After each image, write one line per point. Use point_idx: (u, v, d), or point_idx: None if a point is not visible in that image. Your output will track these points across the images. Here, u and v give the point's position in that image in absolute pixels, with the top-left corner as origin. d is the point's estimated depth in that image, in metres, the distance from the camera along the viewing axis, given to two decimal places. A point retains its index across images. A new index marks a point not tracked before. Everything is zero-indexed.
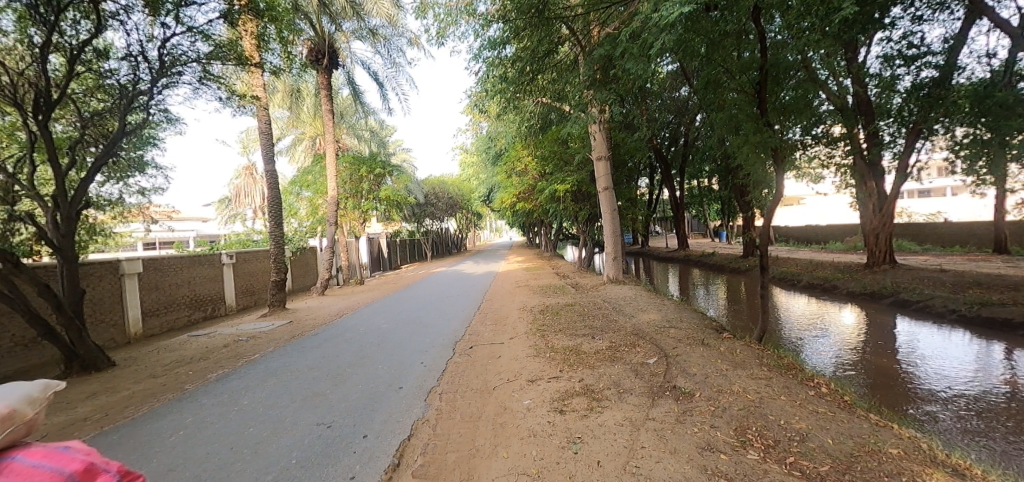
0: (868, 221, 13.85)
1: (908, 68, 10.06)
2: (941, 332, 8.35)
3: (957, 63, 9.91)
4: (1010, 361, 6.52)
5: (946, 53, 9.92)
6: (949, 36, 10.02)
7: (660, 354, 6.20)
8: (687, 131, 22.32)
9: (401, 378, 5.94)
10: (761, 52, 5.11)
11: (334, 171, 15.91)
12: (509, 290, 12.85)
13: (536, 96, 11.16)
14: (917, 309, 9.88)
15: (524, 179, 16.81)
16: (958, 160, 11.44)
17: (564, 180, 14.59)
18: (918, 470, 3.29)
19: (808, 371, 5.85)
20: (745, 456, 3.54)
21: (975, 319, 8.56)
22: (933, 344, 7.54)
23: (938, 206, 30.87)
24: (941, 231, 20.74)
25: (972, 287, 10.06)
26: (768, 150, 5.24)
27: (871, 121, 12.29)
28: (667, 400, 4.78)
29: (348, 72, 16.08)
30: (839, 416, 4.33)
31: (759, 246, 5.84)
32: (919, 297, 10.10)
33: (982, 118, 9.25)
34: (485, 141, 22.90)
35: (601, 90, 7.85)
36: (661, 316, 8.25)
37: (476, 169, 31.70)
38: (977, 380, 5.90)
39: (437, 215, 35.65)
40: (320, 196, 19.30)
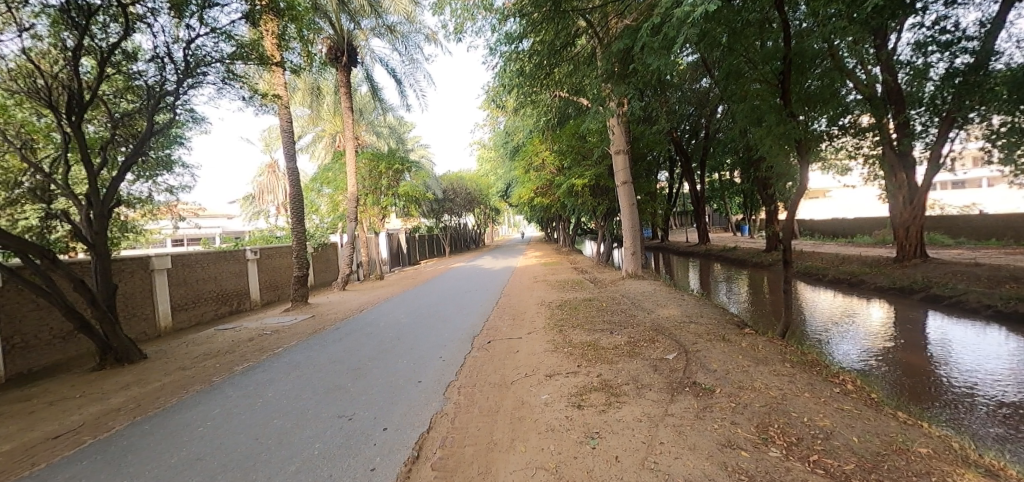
0: (897, 214, 13.35)
1: (941, 55, 9.66)
2: (975, 329, 8.02)
3: (993, 48, 9.45)
4: None
5: (982, 38, 9.50)
6: (986, 19, 9.55)
7: (680, 350, 6.13)
8: (708, 123, 21.88)
9: (419, 372, 6.01)
10: (785, 42, 4.98)
11: (353, 168, 15.99)
12: (527, 285, 12.85)
13: (554, 90, 11.06)
14: (950, 304, 9.54)
15: (542, 173, 16.67)
16: (995, 150, 10.95)
17: (582, 175, 14.49)
18: (948, 470, 3.21)
19: (832, 367, 5.71)
20: (766, 453, 3.50)
21: (1012, 315, 8.24)
22: (968, 342, 7.24)
23: (974, 198, 29.65)
24: (976, 224, 19.95)
25: (1009, 281, 9.66)
26: (793, 142, 5.08)
27: (901, 111, 11.84)
28: (686, 396, 4.75)
29: (366, 70, 16.23)
30: (865, 413, 4.24)
31: (782, 240, 5.64)
32: (951, 292, 9.74)
33: (1021, 105, 8.82)
34: (502, 136, 22.85)
35: (620, 84, 7.74)
36: (681, 311, 8.16)
37: (493, 165, 31.70)
38: (1018, 378, 5.64)
39: (454, 211, 35.78)
40: (340, 193, 19.57)
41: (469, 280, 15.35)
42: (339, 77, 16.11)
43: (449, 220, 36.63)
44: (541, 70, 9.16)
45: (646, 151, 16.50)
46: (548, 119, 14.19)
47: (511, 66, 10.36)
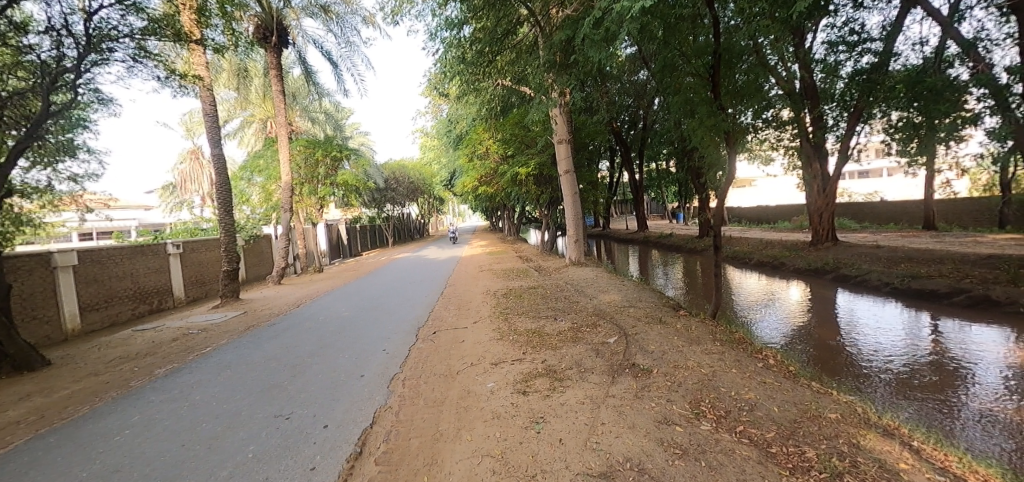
0: (813, 201, 14.46)
1: (850, 54, 10.52)
2: (877, 304, 8.95)
3: (893, 50, 10.42)
4: (935, 329, 7.07)
5: (884, 40, 10.43)
6: (887, 24, 10.49)
7: (620, 333, 6.33)
8: (645, 114, 22.70)
9: (363, 366, 5.85)
10: (715, 37, 5.16)
11: (288, 156, 15.08)
12: (473, 275, 12.78)
13: (496, 79, 11.01)
14: (856, 283, 10.54)
15: (486, 161, 16.31)
16: (893, 143, 12.13)
17: (525, 164, 14.55)
18: (853, 432, 3.89)
19: (757, 344, 6.13)
20: (698, 427, 3.92)
21: (906, 291, 9.23)
22: (871, 316, 8.05)
23: (876, 186, 32.92)
24: (877, 209, 22.15)
25: (903, 260, 10.83)
26: (721, 133, 5.34)
27: (816, 106, 12.78)
28: (626, 378, 4.99)
29: (299, 52, 15.35)
30: (784, 385, 4.71)
31: (712, 227, 5.63)
32: (857, 272, 10.76)
33: (914, 102, 9.73)
34: (446, 124, 22.47)
35: (562, 74, 7.76)
36: (621, 296, 8.46)
37: (437, 153, 31.16)
38: (910, 346, 6.39)
39: (397, 200, 34.82)
40: (273, 182, 18.58)
41: (413, 271, 15.10)
42: (268, 58, 15.03)
43: (393, 211, 35.70)
44: (482, 58, 9.08)
45: (589, 142, 16.83)
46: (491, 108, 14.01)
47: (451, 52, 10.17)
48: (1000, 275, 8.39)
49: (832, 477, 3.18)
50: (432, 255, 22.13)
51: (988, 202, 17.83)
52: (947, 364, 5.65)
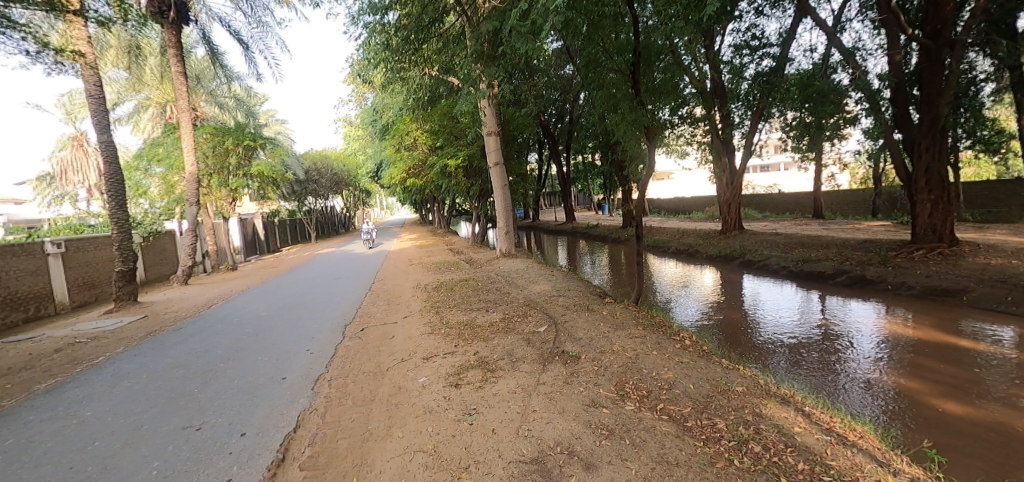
0: (722, 192, 15.70)
1: (752, 57, 11.47)
2: (776, 286, 9.94)
3: (788, 55, 11.50)
4: (823, 306, 7.99)
5: (781, 45, 11.49)
6: (783, 31, 11.55)
7: (551, 321, 6.50)
8: (572, 109, 23.35)
9: (285, 368, 5.54)
10: (635, 36, 5.41)
11: (192, 144, 13.83)
12: (402, 269, 12.49)
13: (422, 68, 10.80)
14: (759, 267, 11.62)
15: (413, 152, 15.69)
16: (789, 141, 13.45)
17: (454, 155, 14.33)
18: (757, 402, 4.31)
19: (674, 326, 6.54)
20: (623, 408, 4.14)
21: (800, 273, 10.34)
22: (771, 297, 8.93)
23: (775, 179, 36.46)
24: (775, 200, 24.54)
25: (797, 246, 12.08)
26: (642, 128, 5.64)
27: (724, 104, 13.80)
28: (555, 365, 5.14)
29: (202, 30, 14.08)
30: (698, 363, 5.08)
31: (635, 218, 5.89)
32: (760, 257, 11.88)
33: (806, 104, 10.57)
34: (371, 113, 21.68)
35: (490, 65, 7.75)
36: (551, 286, 8.68)
37: (362, 143, 30.03)
38: (802, 322, 7.16)
39: (320, 192, 32.99)
40: (175, 173, 16.95)
41: (338, 267, 14.44)
42: (165, 35, 13.54)
43: (316, 204, 33.89)
44: (408, 44, 8.92)
45: (518, 134, 16.99)
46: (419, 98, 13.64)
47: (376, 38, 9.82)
48: (873, 257, 9.65)
49: (739, 445, 3.53)
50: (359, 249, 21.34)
51: (862, 193, 20.44)
52: (832, 336, 6.40)
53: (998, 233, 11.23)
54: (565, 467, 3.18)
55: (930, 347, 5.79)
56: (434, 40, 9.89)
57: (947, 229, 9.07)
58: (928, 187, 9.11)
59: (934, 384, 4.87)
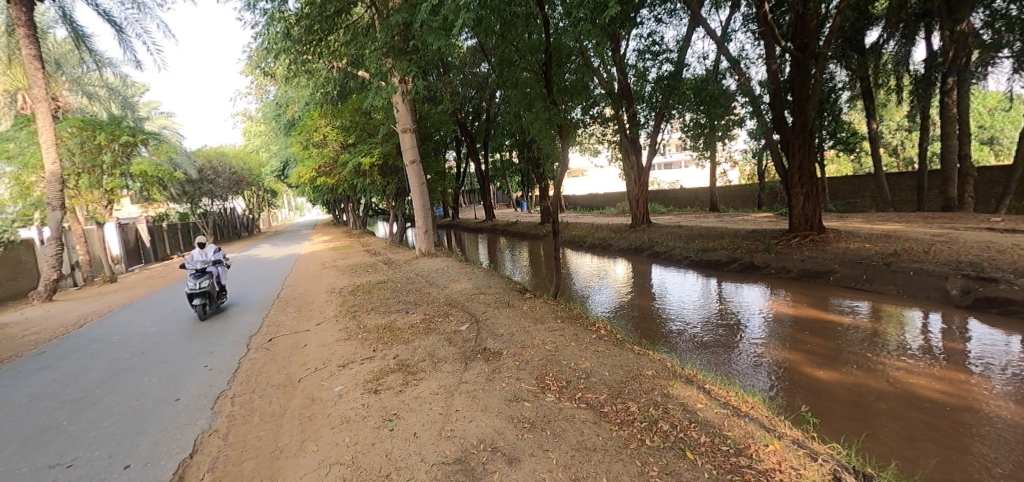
0: (631, 189, 16.47)
1: (654, 61, 12.30)
2: (680, 274, 10.77)
3: (685, 61, 12.50)
4: (720, 292, 8.79)
5: (678, 52, 12.46)
6: (680, 39, 12.52)
7: (472, 319, 6.51)
8: (488, 107, 23.61)
9: (179, 388, 5.01)
10: (546, 36, 5.59)
11: (53, 139, 12.04)
12: (314, 273, 11.80)
13: (330, 61, 10.41)
14: (665, 258, 12.54)
15: (324, 150, 15.02)
16: (688, 141, 14.64)
17: (369, 153, 13.75)
18: (665, 383, 4.62)
19: (590, 317, 6.81)
20: (544, 399, 4.23)
21: (701, 262, 11.30)
22: (677, 285, 9.66)
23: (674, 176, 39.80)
24: (677, 194, 26.73)
25: (696, 236, 13.21)
26: (555, 127, 5.82)
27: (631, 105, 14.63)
28: (478, 362, 5.15)
29: (62, 8, 12.28)
30: (612, 351, 5.35)
31: (551, 214, 6.03)
32: (665, 248, 12.82)
33: (700, 106, 11.55)
34: (275, 108, 20.27)
35: (401, 60, 7.62)
36: (471, 284, 8.69)
37: (266, 139, 28.03)
38: (703, 307, 7.82)
39: (218, 193, 30.16)
40: (32, 172, 14.74)
41: (241, 273, 13.31)
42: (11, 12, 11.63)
43: (212, 206, 30.77)
44: (311, 35, 8.53)
45: (434, 131, 16.78)
46: (327, 92, 12.95)
47: (277, 26, 9.19)
48: (759, 245, 10.78)
49: (649, 425, 3.75)
50: (263, 254, 19.80)
51: (749, 188, 22.90)
52: (728, 319, 7.05)
53: (853, 221, 13.15)
54: (488, 464, 3.18)
55: (806, 322, 6.60)
56: (339, 32, 9.35)
57: (816, 218, 10.32)
58: (801, 182, 10.33)
59: (809, 354, 5.54)
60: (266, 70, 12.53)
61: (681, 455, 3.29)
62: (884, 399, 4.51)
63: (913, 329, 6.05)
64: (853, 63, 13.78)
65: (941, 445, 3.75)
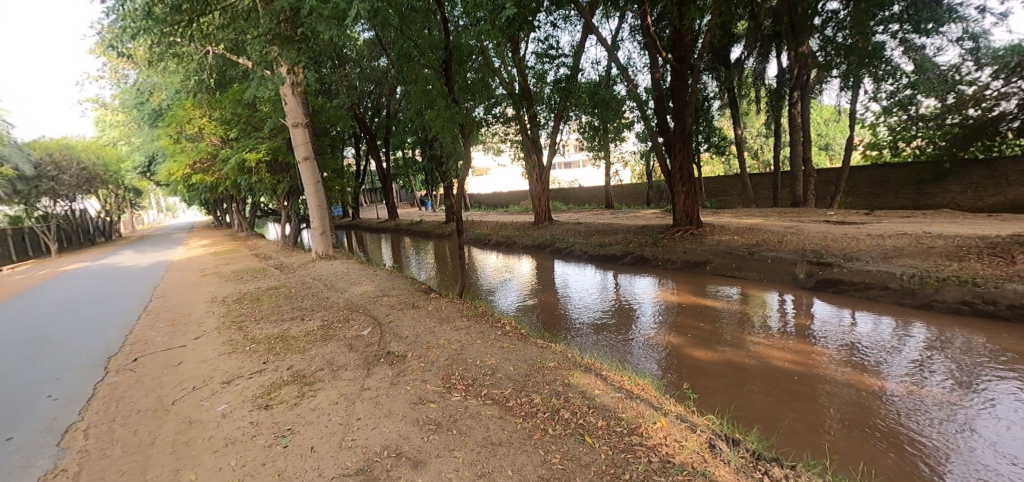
0: (534, 188, 16.62)
1: (552, 64, 12.80)
2: (582, 269, 11.36)
3: (579, 66, 13.20)
4: (617, 284, 9.42)
5: (574, 57, 13.13)
6: (575, 45, 13.19)
7: (374, 323, 6.28)
8: (388, 103, 23.04)
9: (10, 425, 4.19)
10: (445, 34, 5.57)
11: None
12: (190, 282, 10.55)
13: (204, 46, 9.72)
14: (566, 253, 13.17)
15: (200, 144, 13.60)
16: (583, 141, 15.51)
17: (254, 148, 12.53)
18: (566, 373, 4.83)
19: (495, 314, 6.90)
20: (450, 399, 4.19)
21: (598, 256, 12.03)
22: (579, 279, 10.17)
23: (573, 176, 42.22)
24: (575, 193, 28.34)
25: (593, 231, 14.04)
26: (457, 125, 5.83)
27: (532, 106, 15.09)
28: (381, 367, 4.97)
29: None
30: (517, 345, 5.47)
31: (454, 214, 5.98)
32: (566, 244, 13.47)
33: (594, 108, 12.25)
34: (135, 95, 17.62)
35: (287, 48, 7.21)
36: (374, 286, 8.40)
37: (127, 130, 24.44)
38: (602, 299, 8.32)
39: (63, 193, 25.58)
40: None
41: (98, 286, 11.44)
42: None
43: (53, 207, 25.96)
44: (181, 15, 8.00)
45: (330, 126, 15.92)
46: (202, 79, 11.60)
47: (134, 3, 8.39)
48: (647, 239, 11.75)
49: (552, 415, 3.89)
50: (127, 262, 17.26)
51: (639, 187, 24.93)
52: (623, 309, 7.57)
53: (724, 216, 14.93)
54: (392, 470, 3.08)
55: (690, 308, 7.30)
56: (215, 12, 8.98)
57: (694, 214, 11.37)
58: (682, 182, 11.18)
59: (691, 337, 6.13)
60: (123, 51, 10.87)
61: (581, 440, 3.46)
62: (751, 372, 5.13)
63: (773, 309, 6.98)
64: (721, 76, 16.28)
65: (796, 409, 4.35)
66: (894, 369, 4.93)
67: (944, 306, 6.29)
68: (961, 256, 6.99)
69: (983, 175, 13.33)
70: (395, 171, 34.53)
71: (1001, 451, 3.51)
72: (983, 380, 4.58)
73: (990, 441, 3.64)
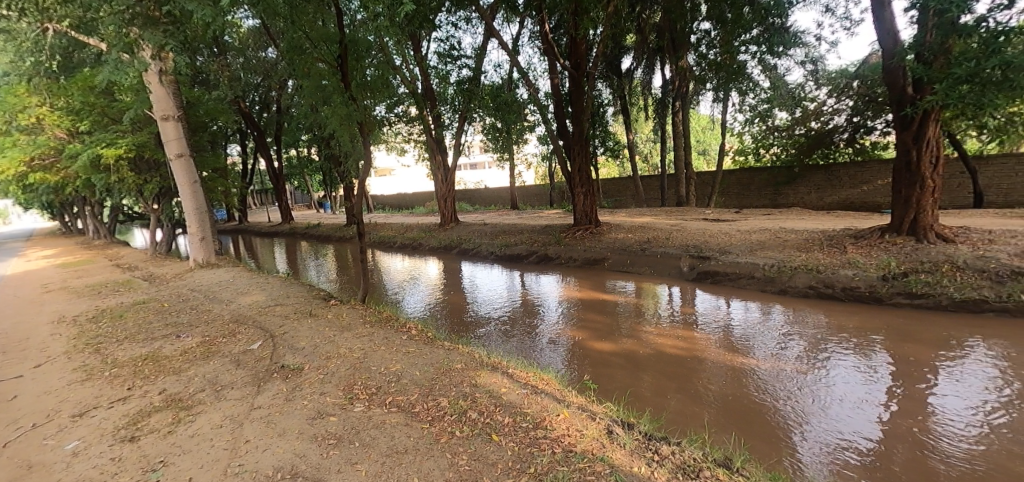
0: (438, 189, 16.37)
1: (454, 64, 12.76)
2: (490, 269, 11.53)
3: (481, 68, 13.34)
4: (524, 282, 9.71)
5: (475, 58, 13.27)
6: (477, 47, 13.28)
7: (266, 335, 5.81)
8: (278, 97, 21.55)
9: None
10: (339, 28, 5.33)
11: None
12: (28, 300, 8.89)
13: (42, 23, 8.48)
14: (473, 253, 13.34)
15: (40, 136, 11.67)
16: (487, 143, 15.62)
17: (113, 143, 10.93)
18: (472, 373, 4.84)
19: (400, 319, 6.73)
20: (351, 411, 3.99)
21: (504, 256, 12.32)
22: (486, 279, 10.32)
23: (477, 178, 42.93)
24: (481, 194, 28.82)
25: (498, 232, 14.22)
26: (354, 123, 5.64)
27: (434, 106, 14.93)
28: (273, 382, 4.60)
29: None
30: (422, 349, 5.39)
31: (354, 216, 5.79)
32: (472, 245, 13.62)
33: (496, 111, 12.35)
34: None
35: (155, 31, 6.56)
36: (265, 296, 7.79)
37: None
38: (510, 298, 8.51)
39: None
40: None
41: None
42: None
43: None
44: None
45: (209, 121, 14.47)
46: (40, 61, 9.94)
47: None
48: (550, 238, 12.23)
49: (459, 416, 3.86)
50: None
51: (541, 188, 26.01)
52: (529, 307, 7.82)
53: (619, 215, 16.08)
54: None
55: (590, 303, 7.74)
56: None
57: (592, 213, 12.14)
58: (580, 183, 12.00)
59: (592, 330, 6.49)
60: None
61: (487, 439, 3.47)
62: (644, 359, 5.55)
63: (663, 300, 7.64)
64: (613, 85, 17.49)
65: (682, 391, 4.77)
66: (762, 348, 5.61)
67: (796, 291, 7.35)
68: (810, 248, 8.23)
69: (823, 179, 15.77)
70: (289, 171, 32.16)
71: (843, 415, 4.15)
72: (827, 353, 5.41)
73: (835, 407, 4.29)
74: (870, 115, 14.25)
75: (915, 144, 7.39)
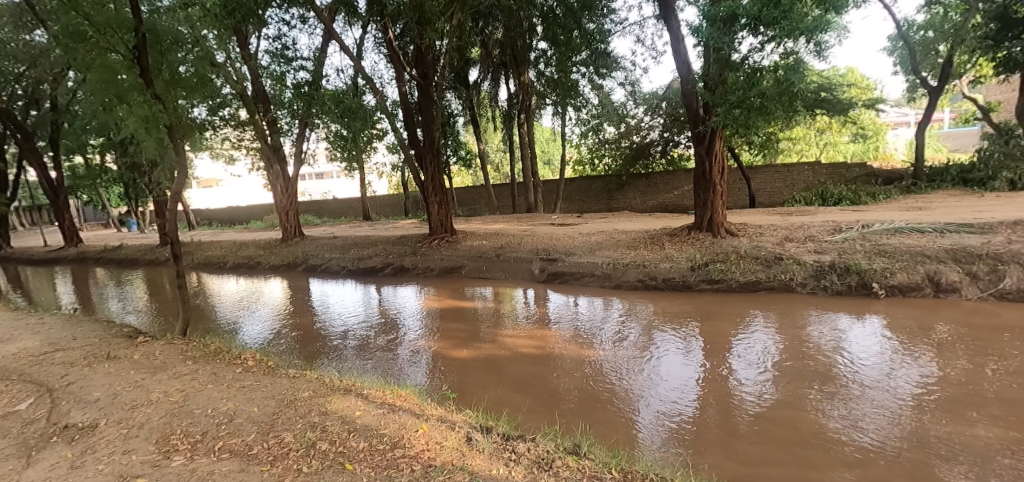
0: (278, 200, 15.76)
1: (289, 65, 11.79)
2: (344, 285, 10.88)
3: (321, 72, 12.56)
4: (381, 297, 9.39)
5: (315, 61, 12.45)
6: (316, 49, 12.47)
7: (40, 392, 4.60)
8: (54, 92, 17.50)
9: None
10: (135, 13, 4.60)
11: None
12: None
13: None
14: (322, 270, 12.53)
15: None
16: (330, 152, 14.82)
17: None
18: (323, 400, 4.46)
19: (233, 351, 5.93)
20: (167, 466, 3.31)
21: (357, 270, 11.82)
22: (338, 296, 9.71)
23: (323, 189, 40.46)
24: (331, 205, 27.24)
25: (352, 244, 13.66)
26: (162, 127, 4.84)
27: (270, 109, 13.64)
28: (52, 450, 3.62)
29: None
30: (261, 382, 4.84)
31: (166, 234, 4.98)
32: (320, 261, 12.77)
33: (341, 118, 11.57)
34: None
35: None
36: (39, 342, 6.20)
37: None
38: (366, 314, 8.14)
39: None
40: None
41: None
42: None
43: None
44: None
45: None
46: None
47: None
48: (406, 249, 12.08)
49: (306, 450, 3.47)
50: None
51: (395, 198, 25.58)
52: (386, 321, 7.58)
53: (475, 222, 16.59)
54: None
55: (450, 311, 7.81)
56: None
57: (448, 222, 12.40)
58: (434, 192, 12.20)
59: (451, 339, 6.55)
60: None
61: (340, 469, 3.16)
62: (503, 362, 5.76)
63: (519, 304, 8.06)
64: (462, 95, 18.21)
65: (539, 389, 5.02)
66: (604, 339, 6.25)
67: (629, 284, 8.36)
68: (637, 245, 9.52)
69: (646, 186, 18.56)
70: (70, 182, 25.88)
71: (668, 389, 4.82)
72: (654, 337, 6.24)
73: (661, 383, 4.96)
74: (676, 131, 17.63)
75: (707, 155, 9.12)
